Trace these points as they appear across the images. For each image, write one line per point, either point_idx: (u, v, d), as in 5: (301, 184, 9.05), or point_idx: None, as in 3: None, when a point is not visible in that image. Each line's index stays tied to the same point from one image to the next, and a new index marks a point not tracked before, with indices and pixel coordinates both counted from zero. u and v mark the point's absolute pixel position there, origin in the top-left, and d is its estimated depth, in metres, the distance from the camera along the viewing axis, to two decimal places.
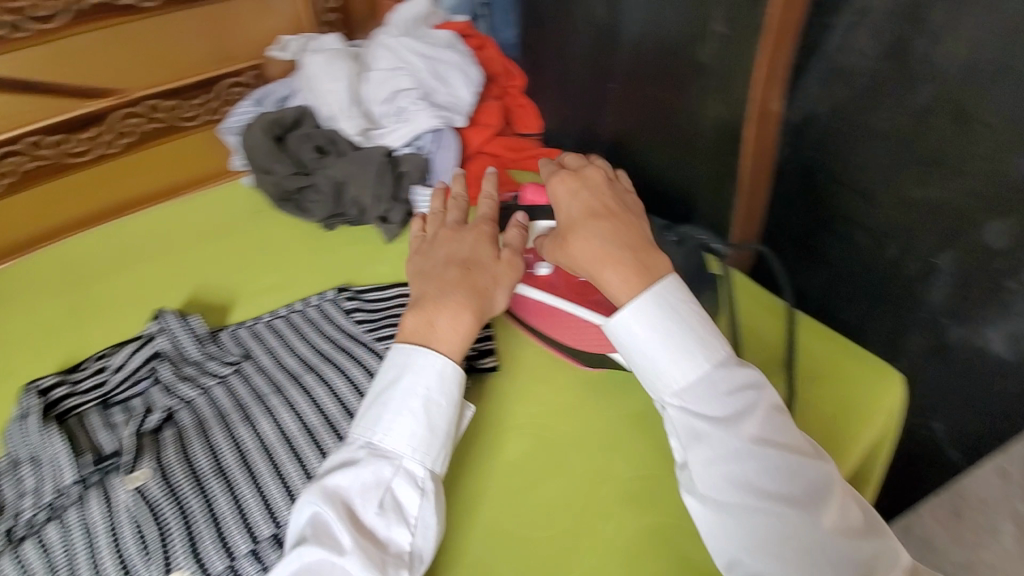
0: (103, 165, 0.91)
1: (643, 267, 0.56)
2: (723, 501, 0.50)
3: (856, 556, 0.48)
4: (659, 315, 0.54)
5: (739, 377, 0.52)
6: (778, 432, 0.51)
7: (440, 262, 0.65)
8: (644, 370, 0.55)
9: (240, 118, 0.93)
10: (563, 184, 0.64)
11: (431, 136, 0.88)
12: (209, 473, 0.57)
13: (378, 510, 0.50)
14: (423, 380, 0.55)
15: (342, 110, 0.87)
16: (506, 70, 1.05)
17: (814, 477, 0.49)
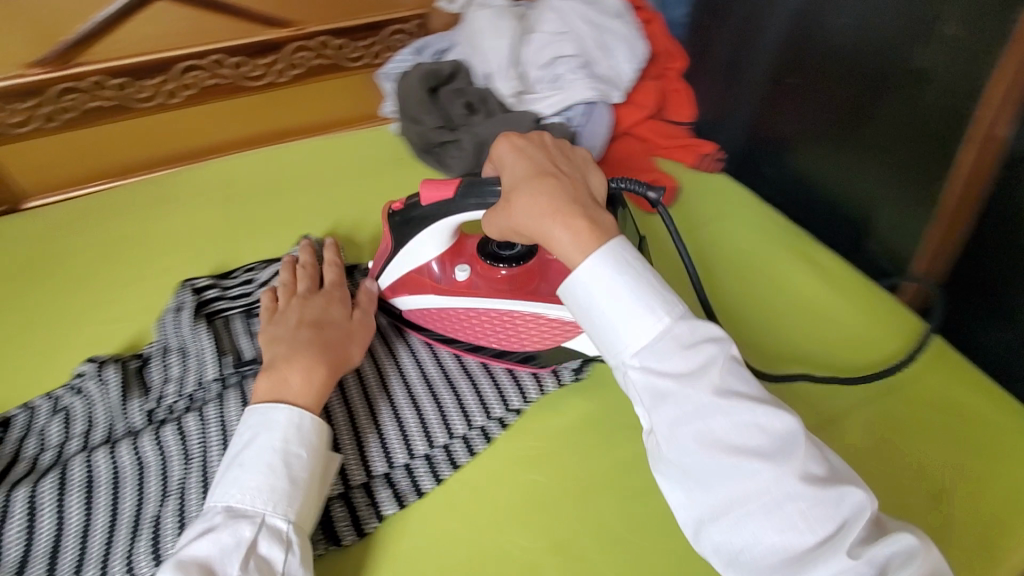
0: (270, 94, 0.91)
1: (594, 222, 0.47)
2: (690, 464, 0.41)
3: (837, 511, 0.39)
4: (620, 264, 0.45)
5: (699, 329, 0.44)
6: (740, 384, 0.43)
7: (294, 326, 0.57)
8: (598, 330, 0.46)
9: (399, 65, 0.93)
10: (504, 141, 0.54)
11: (582, 108, 0.83)
12: (357, 397, 0.60)
13: (240, 572, 0.42)
14: (279, 432, 0.48)
15: (500, 69, 0.85)
16: (668, 51, 0.95)
17: (782, 427, 0.41)
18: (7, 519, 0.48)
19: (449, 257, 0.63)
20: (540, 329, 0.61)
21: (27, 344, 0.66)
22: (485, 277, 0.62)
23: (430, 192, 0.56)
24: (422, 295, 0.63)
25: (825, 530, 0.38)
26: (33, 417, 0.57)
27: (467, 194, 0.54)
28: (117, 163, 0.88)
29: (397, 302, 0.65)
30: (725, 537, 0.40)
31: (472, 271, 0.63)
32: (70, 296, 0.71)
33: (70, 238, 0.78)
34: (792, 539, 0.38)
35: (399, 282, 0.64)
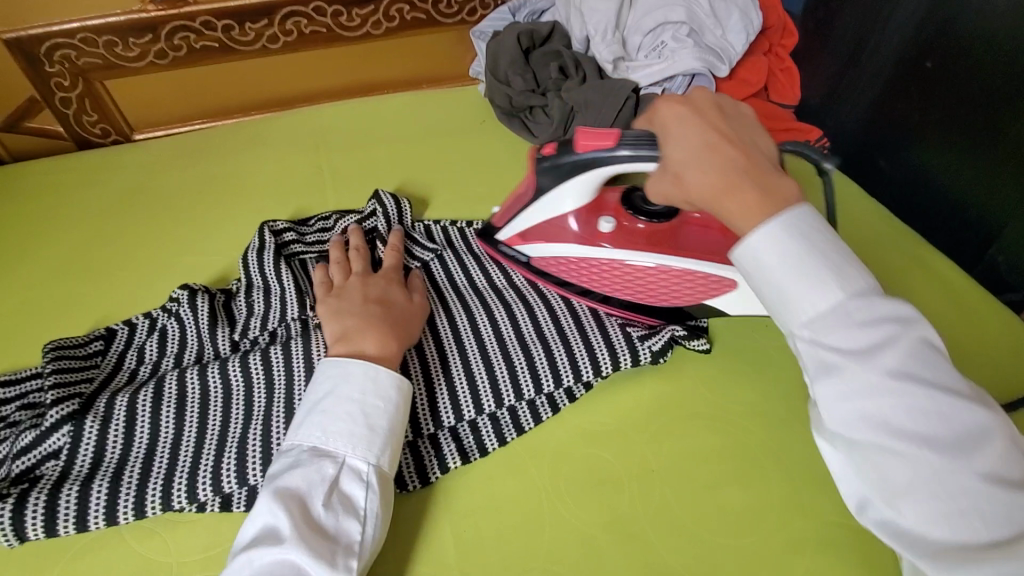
0: (364, 45, 0.91)
1: (769, 192, 0.41)
2: (854, 441, 0.37)
3: (1015, 515, 0.33)
4: (794, 234, 0.39)
5: (887, 306, 0.37)
6: (930, 369, 0.35)
7: (358, 302, 0.57)
8: (768, 297, 0.40)
9: (494, 23, 0.90)
10: (667, 101, 0.48)
11: (683, 79, 0.78)
12: (430, 352, 0.59)
13: (323, 505, 0.43)
14: (356, 383, 0.48)
15: (601, 32, 0.81)
16: (783, 26, 0.87)
17: (965, 419, 0.35)
18: (110, 422, 0.52)
19: (590, 211, 0.61)
20: (674, 283, 0.60)
21: (130, 267, 0.71)
22: (628, 232, 0.60)
23: (586, 141, 0.53)
24: (560, 243, 0.62)
25: (999, 528, 0.33)
26: (133, 333, 0.60)
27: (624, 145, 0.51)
28: (217, 104, 0.91)
29: (527, 248, 0.64)
30: (890, 520, 0.36)
31: (617, 223, 0.61)
32: (169, 226, 0.75)
33: (172, 172, 0.82)
34: (961, 533, 0.34)
35: (534, 230, 0.63)
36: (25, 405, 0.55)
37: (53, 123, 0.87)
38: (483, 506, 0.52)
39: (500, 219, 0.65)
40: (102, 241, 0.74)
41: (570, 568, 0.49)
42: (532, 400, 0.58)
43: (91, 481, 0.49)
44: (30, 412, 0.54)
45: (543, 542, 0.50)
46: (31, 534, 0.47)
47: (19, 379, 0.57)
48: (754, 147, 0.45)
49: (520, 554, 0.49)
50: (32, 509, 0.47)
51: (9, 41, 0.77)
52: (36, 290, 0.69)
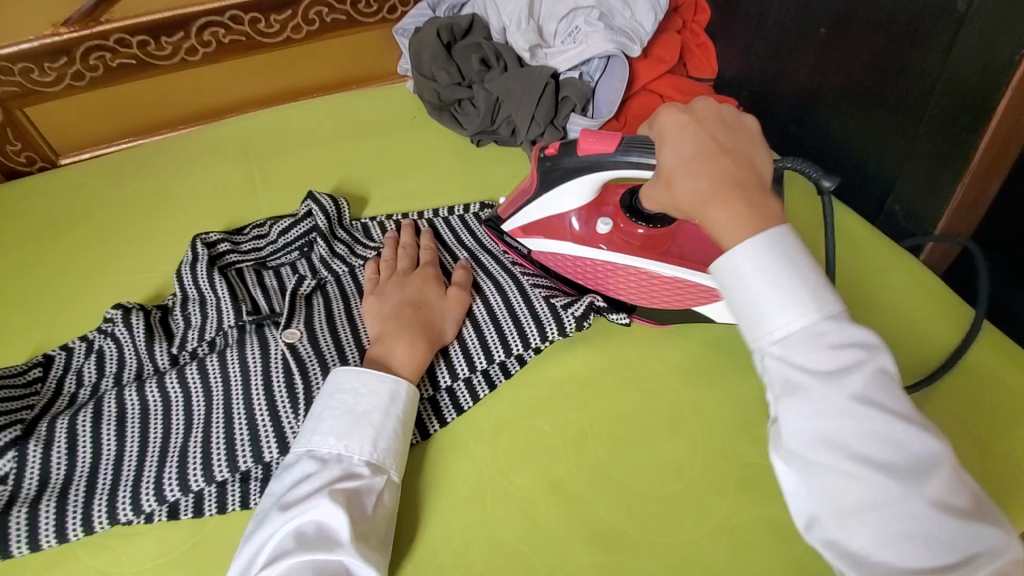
0: (287, 50, 0.91)
1: (753, 204, 0.45)
2: (815, 461, 0.40)
3: (960, 541, 0.37)
4: (768, 258, 0.42)
5: (854, 331, 0.41)
6: (888, 395, 0.40)
7: (395, 302, 0.60)
8: (739, 312, 0.44)
9: (414, 20, 0.92)
10: (670, 108, 0.51)
11: (599, 63, 0.81)
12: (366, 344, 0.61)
13: (373, 513, 0.47)
14: (399, 398, 0.52)
15: (517, 22, 0.83)
16: (695, 2, 0.91)
17: (921, 449, 0.39)
18: (51, 446, 0.52)
19: (591, 210, 0.64)
20: (669, 288, 0.61)
21: (63, 294, 0.70)
22: (623, 234, 0.62)
23: (590, 144, 0.56)
24: (556, 239, 0.64)
25: (946, 558, 0.37)
26: (71, 358, 0.60)
27: (630, 150, 0.54)
28: (144, 121, 0.90)
29: (528, 241, 0.66)
30: (835, 540, 0.39)
31: (614, 224, 0.63)
32: (99, 249, 0.75)
33: (100, 194, 0.81)
34: (908, 560, 0.37)
35: (534, 224, 0.65)
36: None
37: None
38: (426, 487, 0.54)
39: (505, 211, 0.67)
40: (31, 271, 0.73)
41: (511, 535, 0.52)
42: (468, 380, 0.60)
43: (39, 501, 0.50)
44: None
45: (484, 514, 0.53)
46: None
47: None
48: (747, 158, 0.48)
49: (463, 528, 0.52)
50: None
51: None
52: None
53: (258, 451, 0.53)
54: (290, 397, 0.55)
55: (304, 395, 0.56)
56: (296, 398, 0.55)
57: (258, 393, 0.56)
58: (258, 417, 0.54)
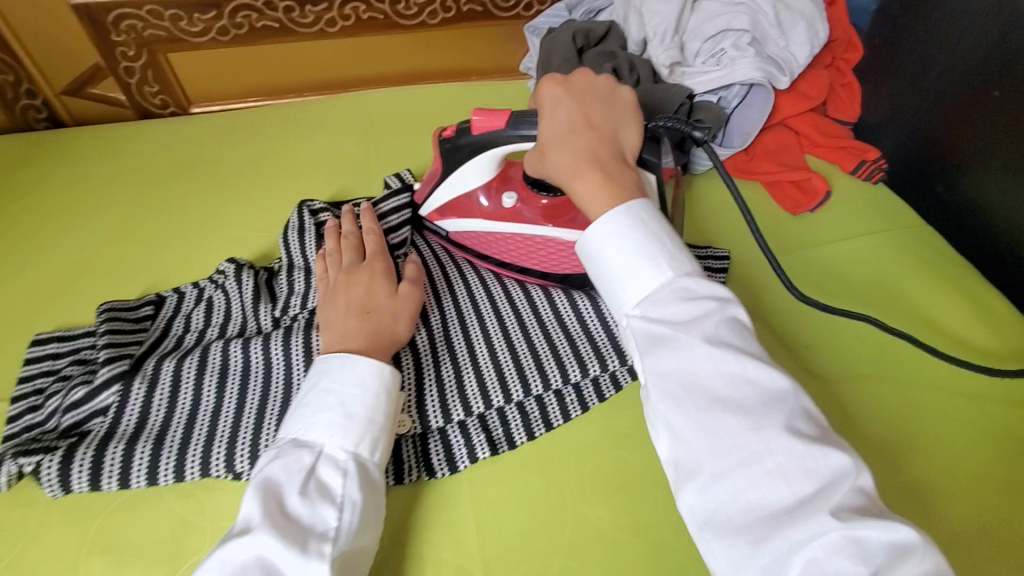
0: (418, 34, 0.92)
1: (612, 178, 0.48)
2: (680, 411, 0.39)
3: (812, 468, 0.35)
4: (631, 220, 0.46)
5: (706, 285, 0.43)
6: (738, 339, 0.41)
7: (342, 308, 0.55)
8: (610, 281, 0.46)
9: (550, 20, 0.90)
10: (549, 80, 0.54)
11: (740, 90, 0.77)
12: (461, 344, 0.59)
13: (299, 493, 0.43)
14: (337, 374, 0.49)
15: (660, 35, 0.80)
16: (850, 39, 0.84)
17: (772, 385, 0.39)
18: (156, 386, 0.53)
19: (495, 186, 0.65)
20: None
21: (175, 235, 0.73)
22: (530, 205, 0.64)
23: (484, 121, 0.58)
24: (467, 217, 0.65)
25: (800, 487, 0.35)
26: (181, 302, 0.62)
27: (518, 124, 0.56)
28: (271, 83, 0.93)
29: (443, 224, 0.67)
30: (700, 496, 0.37)
31: (519, 198, 0.65)
32: (216, 198, 0.77)
33: (222, 146, 0.84)
34: (769, 499, 0.35)
35: (447, 206, 0.66)
36: (77, 361, 0.57)
37: (115, 91, 0.90)
38: (504, 499, 0.52)
39: (420, 195, 0.68)
40: (150, 208, 0.76)
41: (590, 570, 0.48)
42: (559, 392, 0.57)
43: (136, 441, 0.51)
44: (82, 368, 0.56)
45: (561, 541, 0.49)
46: (77, 485, 0.49)
47: (72, 336, 0.59)
48: (614, 131, 0.52)
49: (537, 551, 0.49)
50: (79, 462, 0.49)
51: (79, 7, 0.80)
52: (86, 250, 0.71)
53: None
54: None
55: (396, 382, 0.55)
56: None
57: None
58: None
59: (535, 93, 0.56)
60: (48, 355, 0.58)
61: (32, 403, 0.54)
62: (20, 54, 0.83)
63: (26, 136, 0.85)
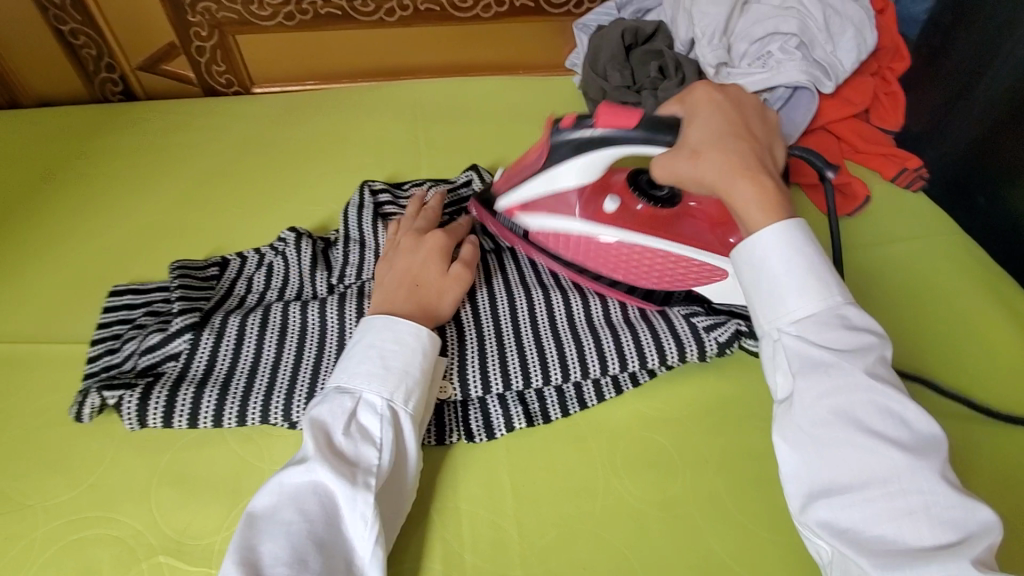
0: (471, 27, 0.95)
1: (775, 189, 0.47)
2: (826, 433, 0.40)
3: (957, 516, 0.37)
4: (793, 243, 0.44)
5: (867, 318, 0.43)
6: (894, 380, 0.41)
7: (395, 275, 0.58)
8: (757, 293, 0.45)
9: (599, 18, 0.93)
10: (703, 88, 0.53)
11: (786, 92, 0.78)
12: (506, 322, 0.61)
13: (343, 434, 0.47)
14: (374, 330, 0.52)
15: (708, 36, 0.82)
16: (896, 48, 0.85)
17: (928, 432, 0.39)
18: (223, 337, 0.58)
19: (596, 189, 0.61)
20: (673, 267, 0.60)
21: (237, 205, 0.78)
22: (627, 214, 0.60)
23: (613, 117, 0.53)
24: (558, 215, 0.61)
25: (943, 532, 0.36)
26: (244, 265, 0.67)
27: (644, 129, 0.52)
28: (329, 69, 0.98)
29: (524, 219, 0.63)
30: (835, 513, 0.39)
31: (619, 204, 0.60)
32: (275, 173, 0.82)
33: (282, 125, 0.89)
34: (908, 536, 0.37)
35: (535, 200, 0.62)
36: (152, 311, 0.62)
37: (186, 69, 0.96)
38: (538, 467, 0.54)
39: (505, 183, 0.65)
40: (215, 179, 0.81)
41: (617, 537, 0.50)
42: (597, 379, 0.59)
43: (204, 386, 0.55)
44: (155, 318, 0.61)
45: (590, 509, 0.52)
46: (152, 421, 0.54)
47: (147, 290, 0.64)
48: (767, 150, 0.51)
49: (568, 516, 0.52)
50: (155, 401, 0.54)
51: None
52: (157, 213, 0.76)
53: None
54: None
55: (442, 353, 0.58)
56: None
57: None
58: None
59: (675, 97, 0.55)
60: (124, 305, 0.63)
61: (110, 345, 0.59)
62: (104, 29, 0.90)
63: (105, 107, 0.91)
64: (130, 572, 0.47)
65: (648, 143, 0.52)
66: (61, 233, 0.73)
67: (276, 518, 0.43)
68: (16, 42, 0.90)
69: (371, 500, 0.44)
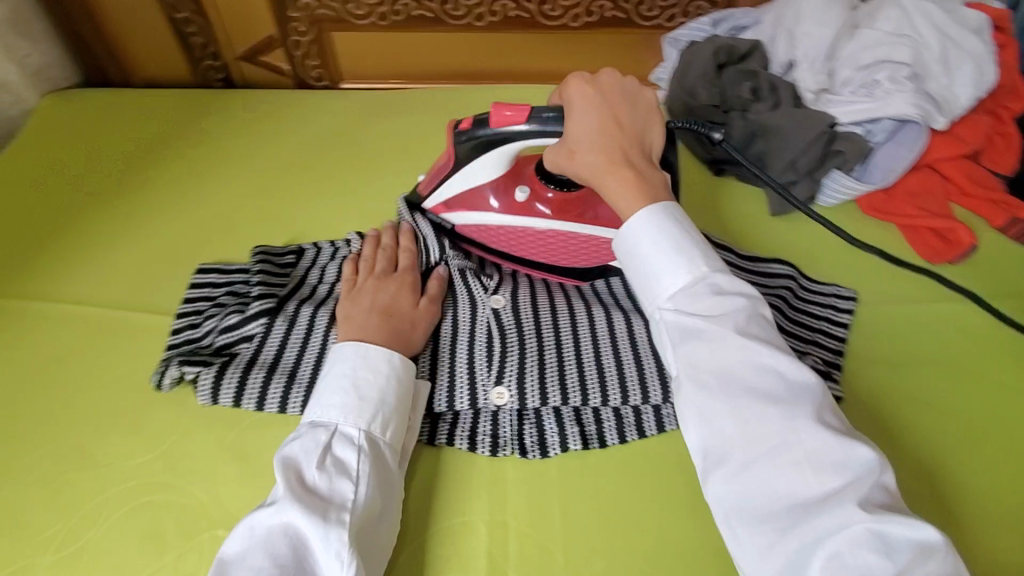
0: (558, 35, 0.95)
1: (643, 181, 0.52)
2: (711, 404, 0.43)
3: (839, 459, 0.40)
4: (664, 222, 0.49)
5: (736, 282, 0.47)
6: (761, 333, 0.46)
7: (366, 307, 0.57)
8: (640, 271, 0.49)
9: (692, 33, 0.90)
10: (577, 79, 0.55)
11: (891, 124, 0.74)
12: (567, 335, 0.59)
13: (317, 469, 0.46)
14: (347, 363, 0.53)
15: (810, 60, 0.78)
16: (1015, 87, 0.78)
17: (801, 381, 0.43)
18: (294, 326, 0.60)
19: (508, 181, 0.63)
20: (586, 248, 0.64)
21: (317, 196, 0.80)
22: (543, 202, 0.63)
23: (502, 118, 0.56)
24: (478, 211, 0.64)
25: (827, 478, 0.40)
26: (318, 255, 0.69)
27: (545, 123, 0.55)
28: (414, 69, 1.00)
29: (449, 216, 0.65)
30: (731, 482, 0.41)
31: (531, 192, 0.63)
32: (355, 167, 0.84)
33: (364, 121, 0.91)
34: (799, 488, 0.40)
35: (455, 199, 0.64)
36: (231, 292, 0.65)
37: (282, 61, 1.01)
38: (589, 491, 0.53)
39: (424, 188, 0.65)
40: (299, 168, 0.84)
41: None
42: (658, 408, 0.57)
43: (273, 372, 0.57)
44: (235, 300, 0.64)
45: (640, 543, 0.50)
46: (224, 398, 0.56)
47: (229, 271, 0.68)
48: (641, 136, 0.55)
49: (616, 547, 0.50)
50: (229, 381, 0.56)
51: None
52: (243, 197, 0.80)
53: (453, 396, 0.56)
54: (489, 355, 0.57)
55: (501, 359, 0.57)
56: (493, 359, 0.57)
57: (462, 353, 0.58)
58: (458, 370, 0.57)
59: (556, 91, 0.57)
60: (208, 283, 0.66)
61: (192, 321, 0.63)
62: (213, 20, 0.95)
63: (206, 92, 0.97)
64: (193, 541, 0.50)
65: (542, 136, 0.56)
66: (158, 209, 0.78)
67: (251, 562, 0.42)
68: (136, 28, 0.97)
69: (347, 535, 0.43)
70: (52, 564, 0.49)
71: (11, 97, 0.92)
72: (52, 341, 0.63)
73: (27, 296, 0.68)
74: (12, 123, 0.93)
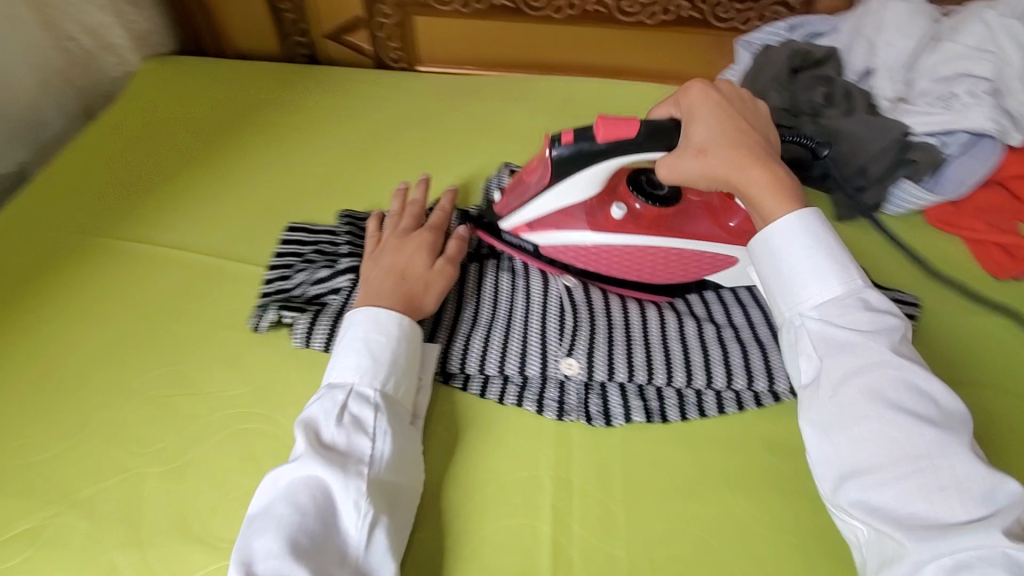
0: (633, 32, 0.97)
1: (780, 178, 0.52)
2: (852, 413, 0.44)
3: (985, 487, 0.39)
4: (815, 229, 0.49)
5: (887, 302, 0.48)
6: (909, 355, 0.46)
7: (383, 269, 0.60)
8: (782, 280, 0.50)
9: (767, 37, 0.91)
10: (700, 84, 0.57)
11: (966, 138, 0.74)
12: (634, 317, 0.63)
13: (334, 426, 0.49)
14: (361, 325, 0.55)
15: (889, 68, 0.80)
16: None
17: (950, 408, 0.43)
18: None
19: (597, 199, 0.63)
20: (685, 263, 0.63)
21: (395, 168, 0.85)
22: (635, 218, 0.63)
23: (609, 129, 0.55)
24: (568, 230, 0.63)
25: (972, 505, 0.39)
26: None
27: (649, 131, 0.55)
28: (488, 56, 1.04)
29: (534, 235, 0.64)
30: (866, 491, 0.42)
31: (625, 208, 0.63)
32: (432, 144, 0.88)
33: (440, 101, 0.96)
34: (941, 508, 0.39)
35: (541, 217, 0.63)
36: (319, 249, 0.69)
37: (365, 42, 1.06)
38: (649, 460, 0.56)
39: (504, 209, 0.65)
40: (378, 142, 0.89)
41: (724, 544, 0.51)
42: (720, 392, 0.59)
43: None
44: (322, 257, 0.68)
45: (698, 510, 0.53)
46: (316, 343, 0.61)
47: (314, 230, 0.72)
48: (765, 139, 0.56)
49: (674, 512, 0.53)
50: (319, 329, 0.61)
51: None
52: (326, 165, 0.85)
53: (524, 361, 0.60)
54: (559, 328, 0.61)
55: (573, 332, 0.61)
56: (565, 332, 0.61)
57: (534, 324, 0.62)
58: (531, 340, 0.61)
59: (671, 99, 0.59)
60: (296, 240, 0.70)
61: (282, 273, 0.67)
62: None
63: (293, 66, 1.02)
64: None
65: (653, 149, 0.55)
66: (250, 169, 0.84)
67: (272, 513, 0.45)
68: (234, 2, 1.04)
69: (364, 486, 0.46)
70: (162, 473, 0.54)
71: (117, 59, 0.99)
72: (159, 281, 0.69)
73: (133, 238, 0.74)
74: (117, 84, 1.01)
